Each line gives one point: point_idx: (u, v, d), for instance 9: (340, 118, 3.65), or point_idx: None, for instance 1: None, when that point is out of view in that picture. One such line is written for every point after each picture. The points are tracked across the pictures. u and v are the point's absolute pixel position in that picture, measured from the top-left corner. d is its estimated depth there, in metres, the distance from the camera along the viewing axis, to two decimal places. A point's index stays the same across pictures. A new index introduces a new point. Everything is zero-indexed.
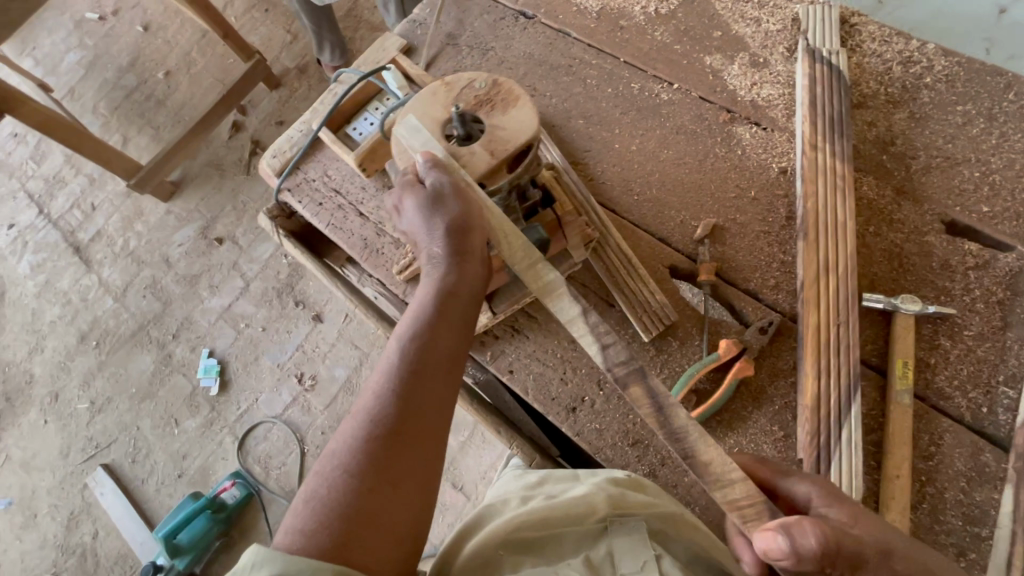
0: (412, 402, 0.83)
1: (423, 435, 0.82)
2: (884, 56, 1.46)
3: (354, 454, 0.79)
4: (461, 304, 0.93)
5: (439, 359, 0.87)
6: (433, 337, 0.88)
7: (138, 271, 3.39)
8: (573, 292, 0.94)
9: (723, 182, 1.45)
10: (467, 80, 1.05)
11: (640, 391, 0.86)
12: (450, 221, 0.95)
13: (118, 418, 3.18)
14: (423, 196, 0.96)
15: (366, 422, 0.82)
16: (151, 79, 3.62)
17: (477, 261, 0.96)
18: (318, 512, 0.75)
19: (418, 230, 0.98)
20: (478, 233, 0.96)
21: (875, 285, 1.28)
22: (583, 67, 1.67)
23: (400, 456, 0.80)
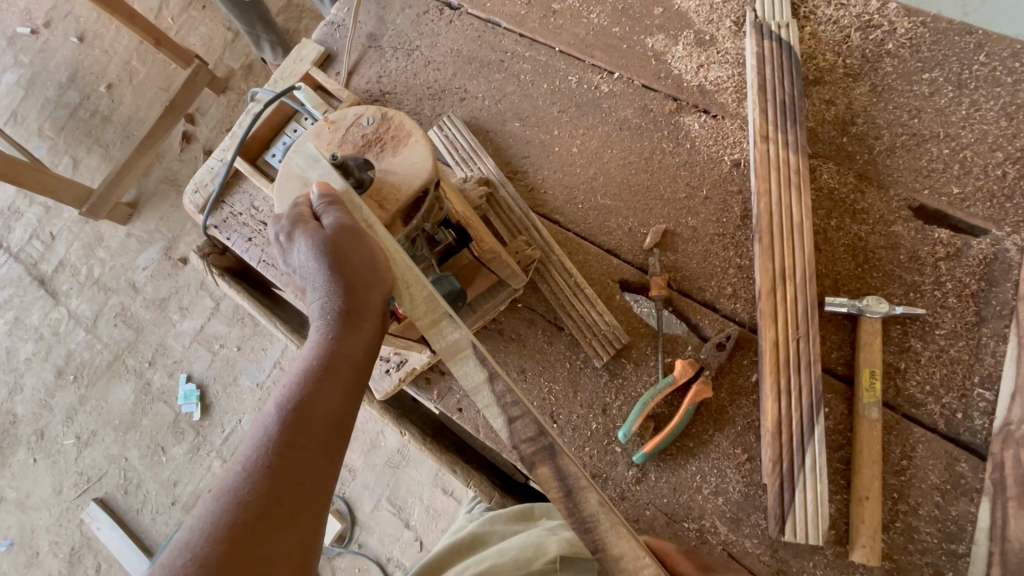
0: (287, 478, 0.75)
1: (303, 511, 0.74)
2: (840, 23, 1.31)
3: (212, 544, 0.69)
4: (350, 368, 0.84)
5: (322, 427, 0.79)
6: (317, 403, 0.80)
7: (106, 299, 2.72)
8: (479, 352, 0.87)
9: (672, 181, 1.33)
10: (355, 117, 0.99)
11: (549, 472, 0.81)
12: (347, 272, 0.86)
13: (106, 449, 2.60)
14: (317, 240, 0.86)
15: (231, 502, 0.72)
16: (93, 90, 2.83)
17: (374, 318, 0.87)
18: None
19: (308, 278, 0.88)
20: (377, 287, 0.87)
21: (838, 286, 1.18)
22: (516, 62, 1.52)
23: (270, 541, 0.71)
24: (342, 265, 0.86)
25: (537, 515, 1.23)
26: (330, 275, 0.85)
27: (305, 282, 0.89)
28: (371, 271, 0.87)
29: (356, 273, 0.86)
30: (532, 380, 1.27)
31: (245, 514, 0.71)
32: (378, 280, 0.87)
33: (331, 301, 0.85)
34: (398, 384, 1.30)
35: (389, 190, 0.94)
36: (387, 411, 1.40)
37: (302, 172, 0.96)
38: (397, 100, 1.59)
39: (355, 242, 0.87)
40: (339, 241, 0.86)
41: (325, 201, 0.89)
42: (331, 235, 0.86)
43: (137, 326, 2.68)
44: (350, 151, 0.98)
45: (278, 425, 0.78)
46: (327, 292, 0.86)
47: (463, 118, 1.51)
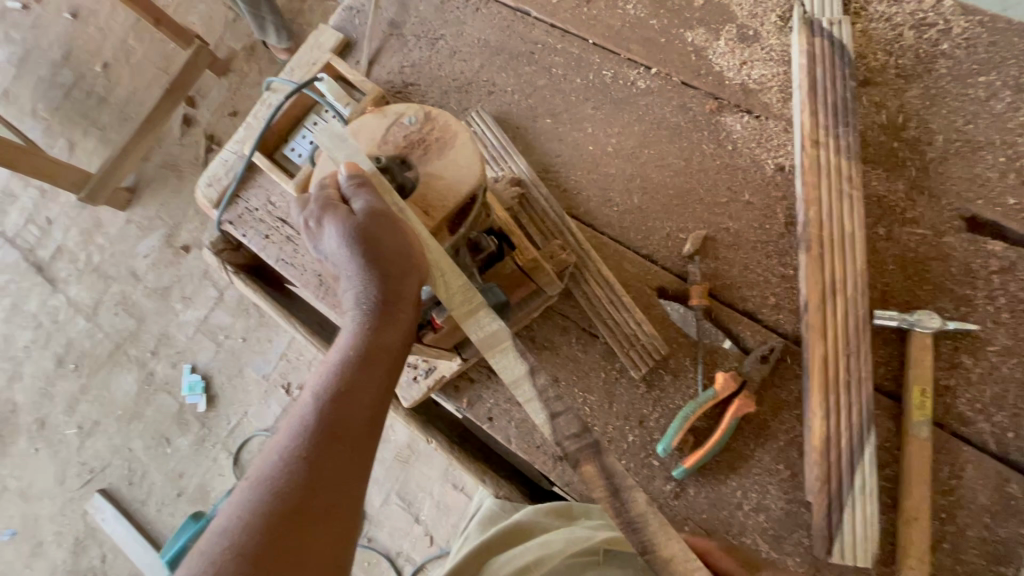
0: (322, 470, 0.72)
1: (340, 502, 0.72)
2: (893, 20, 1.25)
3: (251, 531, 0.67)
4: (386, 359, 0.80)
5: (360, 418, 0.77)
6: (354, 394, 0.77)
7: (107, 287, 2.64)
8: (518, 346, 0.83)
9: (713, 184, 1.28)
10: (396, 114, 0.92)
11: (594, 471, 0.75)
12: (382, 258, 0.81)
13: (109, 440, 2.55)
14: (350, 225, 0.81)
15: (268, 491, 0.70)
16: (88, 69, 2.72)
17: (410, 309, 0.83)
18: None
19: (341, 265, 0.84)
20: (413, 276, 0.83)
21: (887, 299, 1.15)
22: (547, 54, 1.45)
23: (307, 535, 0.68)
24: (376, 252, 0.81)
25: (576, 509, 1.20)
26: (363, 263, 0.81)
27: (339, 270, 0.86)
28: (405, 260, 0.82)
29: (389, 261, 0.81)
30: (566, 389, 1.23)
31: (282, 504, 0.69)
32: (413, 268, 0.83)
33: (367, 289, 0.82)
34: (426, 392, 1.26)
35: (434, 198, 0.87)
36: (414, 419, 1.36)
37: (330, 153, 0.91)
38: (420, 92, 1.52)
39: (389, 227, 0.82)
40: (373, 227, 0.81)
41: (357, 185, 0.85)
42: (364, 221, 0.82)
43: (138, 315, 2.60)
44: (391, 153, 0.91)
45: (315, 416, 0.75)
46: (361, 281, 0.82)
47: (491, 113, 1.45)
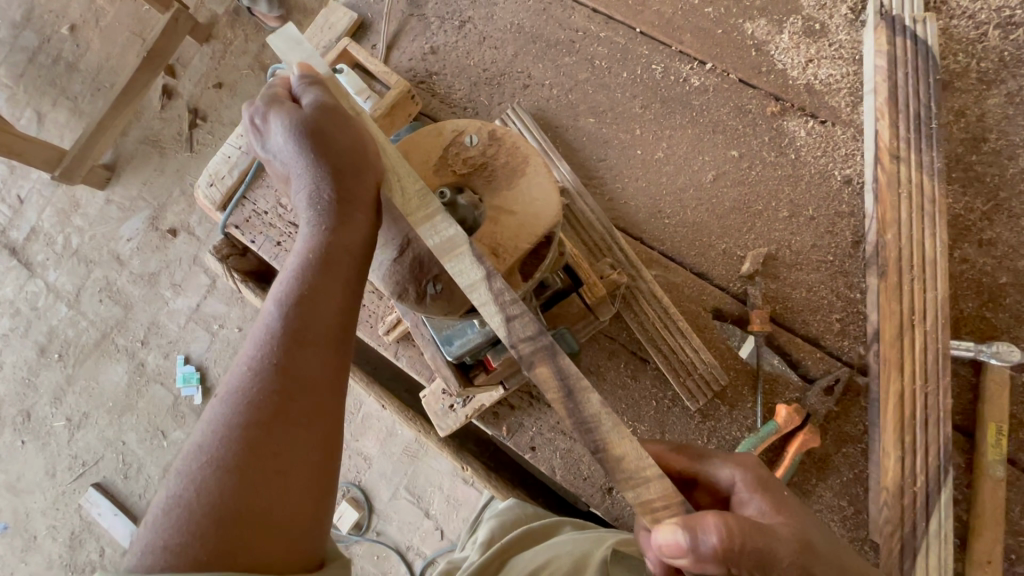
0: (294, 380, 0.62)
1: (316, 415, 0.63)
2: (976, 18, 1.14)
3: (225, 449, 0.59)
4: (351, 261, 0.69)
5: (327, 324, 0.66)
6: (318, 297, 0.66)
7: (89, 272, 2.41)
8: (478, 250, 0.67)
9: (774, 196, 1.18)
10: (456, 132, 0.80)
11: (548, 373, 0.62)
12: (335, 151, 0.70)
13: (101, 433, 2.36)
14: (295, 116, 0.71)
15: (237, 406, 0.62)
16: (54, 33, 2.45)
17: (370, 206, 0.71)
18: (178, 526, 0.56)
19: (290, 166, 0.73)
20: (371, 172, 0.71)
21: (960, 327, 1.08)
22: (589, 43, 1.31)
23: (286, 449, 0.60)
24: (326, 146, 0.70)
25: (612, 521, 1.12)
26: (312, 155, 0.70)
27: (288, 168, 0.74)
28: (360, 154, 0.70)
29: (341, 154, 0.70)
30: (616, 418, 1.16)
31: (254, 417, 0.61)
32: (369, 165, 0.71)
33: (320, 186, 0.70)
34: (463, 421, 1.18)
35: (504, 235, 0.75)
36: (447, 445, 1.32)
37: (282, 56, 0.81)
38: (445, 83, 1.37)
39: (340, 118, 0.71)
40: (321, 120, 0.71)
41: (305, 78, 0.75)
42: (312, 113, 0.71)
43: (125, 303, 2.36)
44: (449, 176, 0.79)
45: (277, 325, 0.65)
46: (312, 176, 0.70)
47: (528, 110, 1.31)
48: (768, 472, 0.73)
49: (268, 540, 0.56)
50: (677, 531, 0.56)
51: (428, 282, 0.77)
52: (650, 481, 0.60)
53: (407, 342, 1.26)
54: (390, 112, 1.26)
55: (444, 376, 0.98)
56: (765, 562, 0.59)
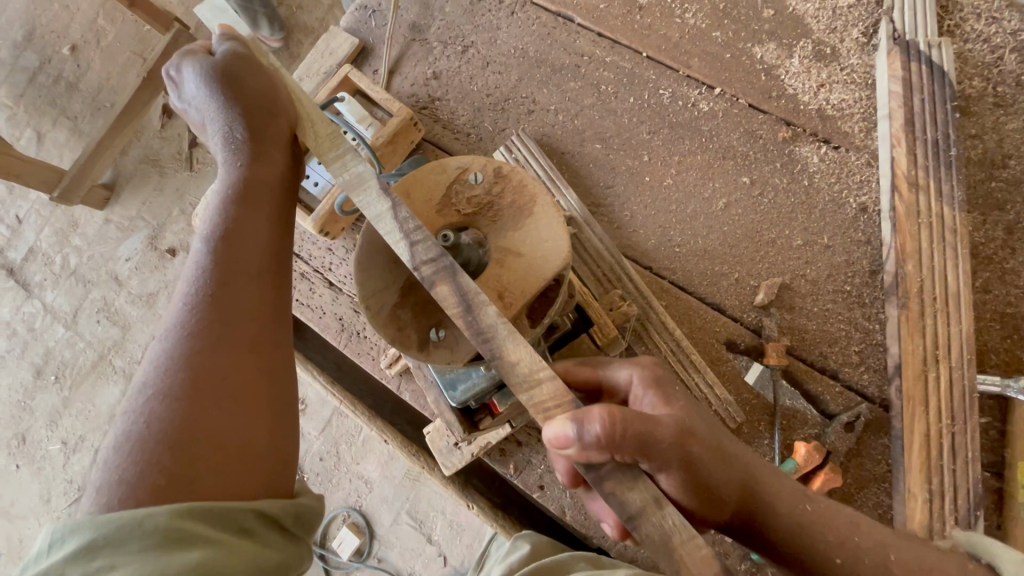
0: (226, 310, 0.67)
1: (252, 337, 0.68)
2: (993, 41, 1.12)
3: (169, 376, 0.64)
4: (271, 198, 0.76)
5: (255, 255, 0.72)
6: (245, 232, 0.72)
7: (87, 293, 2.37)
8: (386, 184, 0.70)
9: (787, 224, 1.15)
10: (459, 170, 0.77)
11: (449, 292, 0.65)
12: (245, 99, 0.77)
13: (97, 456, 2.30)
14: (207, 70, 0.79)
15: (176, 336, 0.66)
16: (54, 56, 2.44)
17: (281, 147, 0.78)
18: (130, 454, 0.60)
19: (209, 118, 0.80)
20: (282, 115, 0.78)
21: (984, 361, 1.04)
22: (594, 68, 1.29)
23: (227, 368, 0.65)
24: (237, 94, 0.77)
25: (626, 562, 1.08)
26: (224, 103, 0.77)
27: (206, 122, 0.81)
28: (270, 99, 0.77)
29: (252, 99, 0.76)
30: None
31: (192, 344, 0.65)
32: (279, 107, 0.77)
33: (235, 131, 0.77)
34: (469, 459, 1.14)
35: (511, 279, 0.73)
36: (452, 482, 1.28)
37: None
38: (448, 108, 1.34)
39: (248, 68, 0.79)
40: (234, 71, 0.78)
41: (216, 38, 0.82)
42: (223, 64, 0.78)
43: (123, 325, 2.33)
44: (453, 216, 0.76)
45: (207, 261, 0.70)
46: (227, 124, 0.77)
47: (533, 135, 1.29)
48: (664, 369, 0.74)
49: (221, 459, 0.60)
50: (564, 423, 0.56)
51: (430, 327, 0.75)
52: (543, 383, 0.61)
53: (410, 375, 1.22)
54: (392, 140, 1.22)
55: (450, 422, 0.96)
56: (649, 449, 0.58)
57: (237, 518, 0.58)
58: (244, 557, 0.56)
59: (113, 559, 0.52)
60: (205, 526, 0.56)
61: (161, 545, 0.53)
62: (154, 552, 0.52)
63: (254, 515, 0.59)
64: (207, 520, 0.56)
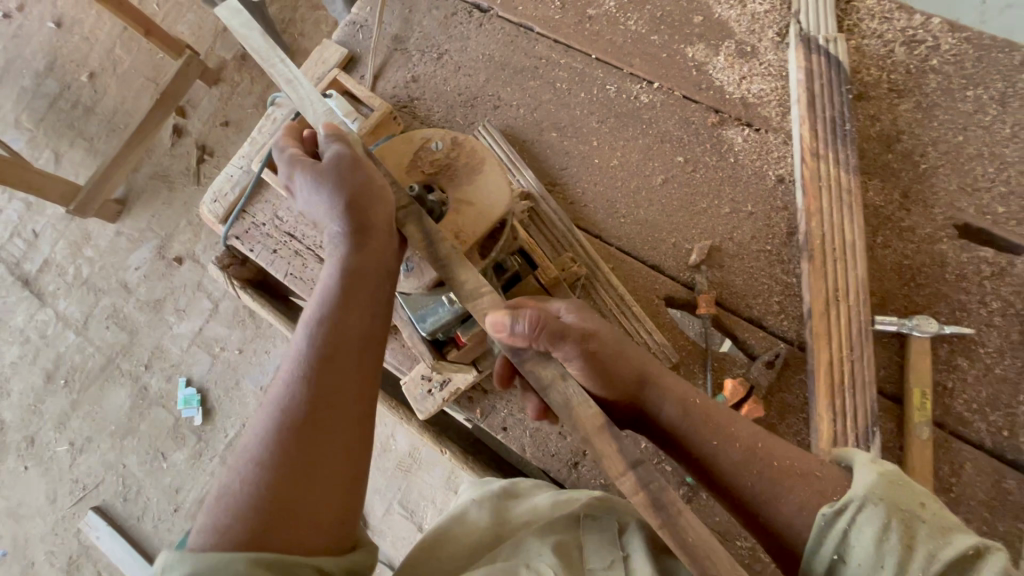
0: (329, 395, 0.74)
1: (346, 421, 0.74)
2: (885, 37, 1.31)
3: (271, 444, 0.71)
4: (371, 288, 0.81)
5: (354, 343, 0.77)
6: (348, 321, 0.78)
7: (97, 300, 2.48)
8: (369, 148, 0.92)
9: (717, 196, 1.32)
10: (423, 139, 0.95)
11: (415, 229, 0.86)
12: (349, 191, 0.82)
13: (102, 457, 2.38)
14: (315, 169, 0.84)
15: (282, 408, 0.73)
16: (75, 83, 2.67)
17: (383, 235, 0.83)
18: (228, 518, 0.67)
19: (313, 207, 0.86)
20: (381, 207, 0.83)
21: (886, 305, 1.20)
22: (551, 69, 1.48)
23: (322, 446, 0.71)
24: (342, 190, 0.82)
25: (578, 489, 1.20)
26: (332, 196, 0.82)
27: (313, 208, 0.85)
28: (372, 190, 0.83)
29: (357, 192, 0.82)
30: None
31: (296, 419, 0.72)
32: (381, 203, 0.83)
33: (339, 220, 0.82)
34: (440, 404, 1.28)
35: (465, 222, 0.90)
36: (427, 431, 1.44)
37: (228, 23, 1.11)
38: (426, 106, 1.54)
39: (351, 162, 0.84)
40: (342, 171, 0.83)
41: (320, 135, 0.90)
42: (332, 162, 0.83)
43: (130, 329, 2.44)
44: (419, 175, 0.94)
45: (313, 343, 0.76)
46: (334, 215, 0.82)
47: (498, 127, 1.47)
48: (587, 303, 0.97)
49: (308, 533, 0.67)
50: (502, 317, 0.77)
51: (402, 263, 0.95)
52: (484, 295, 0.82)
53: (390, 335, 1.37)
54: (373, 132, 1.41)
55: (421, 352, 1.12)
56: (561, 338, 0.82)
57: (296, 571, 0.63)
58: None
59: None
60: None
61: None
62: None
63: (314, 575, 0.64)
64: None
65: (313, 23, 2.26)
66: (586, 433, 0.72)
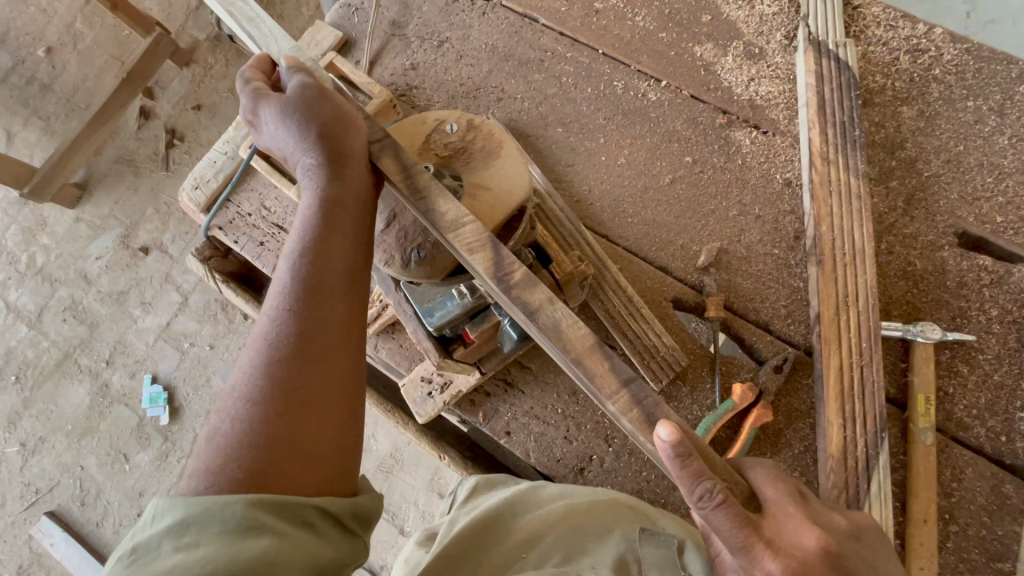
0: (315, 325, 0.73)
1: (332, 351, 0.74)
2: (890, 44, 1.32)
3: (260, 377, 0.71)
4: (349, 219, 0.80)
5: (337, 274, 0.77)
6: (328, 251, 0.77)
7: (53, 291, 2.31)
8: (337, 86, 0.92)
9: (725, 198, 1.30)
10: (437, 122, 0.91)
11: (390, 160, 0.84)
12: (316, 120, 0.81)
13: (58, 458, 2.21)
14: (283, 101, 0.83)
15: (268, 342, 0.73)
16: (30, 57, 2.47)
17: (358, 165, 0.82)
18: (221, 453, 0.66)
19: (280, 143, 0.84)
20: (353, 137, 0.83)
21: (890, 311, 1.21)
22: (556, 62, 1.44)
23: (311, 378, 0.71)
24: (309, 120, 0.81)
25: None
26: (300, 127, 0.81)
27: (281, 142, 0.84)
28: (341, 119, 0.83)
29: (327, 123, 0.81)
30: (585, 402, 1.22)
31: (282, 351, 0.72)
32: (351, 132, 0.83)
33: (310, 151, 0.81)
34: (441, 408, 1.22)
35: (482, 207, 0.84)
36: (424, 435, 1.38)
37: None
38: (425, 95, 1.47)
39: (319, 95, 0.83)
40: (307, 101, 0.82)
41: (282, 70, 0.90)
42: (298, 94, 0.83)
43: (90, 322, 2.26)
44: (432, 158, 0.89)
45: (295, 277, 0.75)
46: (304, 147, 0.81)
47: (502, 121, 1.43)
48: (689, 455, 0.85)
49: (302, 463, 0.67)
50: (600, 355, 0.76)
51: (412, 252, 0.87)
52: (467, 227, 0.79)
53: (387, 335, 1.30)
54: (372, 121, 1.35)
55: (426, 349, 1.06)
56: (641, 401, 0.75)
57: (302, 512, 0.63)
58: (305, 551, 0.60)
59: (197, 537, 0.59)
60: (277, 518, 0.61)
61: (237, 530, 0.59)
62: (232, 536, 0.58)
63: (317, 512, 0.64)
64: (279, 514, 0.62)
65: (296, 6, 2.15)
66: (577, 353, 0.74)
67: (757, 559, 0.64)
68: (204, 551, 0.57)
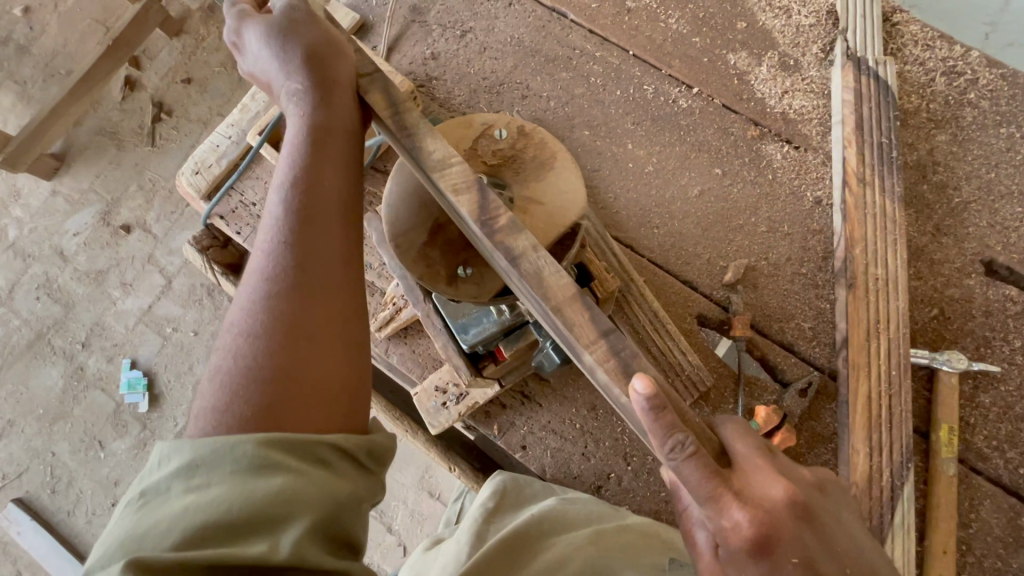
0: (314, 254, 0.68)
1: (333, 279, 0.69)
2: (926, 65, 1.30)
3: (259, 311, 0.66)
4: (343, 145, 0.74)
5: (335, 202, 0.71)
6: (322, 178, 0.71)
7: (26, 267, 2.17)
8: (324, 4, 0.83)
9: (754, 213, 1.27)
10: (486, 126, 0.85)
11: (378, 96, 0.75)
12: (300, 40, 0.74)
13: (27, 442, 2.09)
14: (263, 20, 0.76)
15: (265, 275, 0.68)
16: (7, 16, 2.30)
17: (348, 86, 0.75)
18: (225, 391, 0.62)
19: (266, 69, 0.78)
20: (342, 57, 0.75)
21: (915, 338, 1.20)
22: (584, 61, 1.38)
23: (312, 309, 0.66)
24: (294, 42, 0.74)
25: None
26: (284, 49, 0.75)
27: (266, 68, 0.77)
28: (327, 40, 0.75)
29: (311, 42, 0.74)
30: (604, 417, 1.18)
31: (281, 284, 0.67)
32: (339, 52, 0.75)
33: (297, 75, 0.74)
34: (456, 418, 1.17)
35: (534, 221, 0.79)
36: (434, 444, 1.34)
37: None
38: (445, 87, 1.40)
39: (302, 14, 0.76)
40: (290, 21, 0.75)
41: None
42: (280, 14, 0.76)
43: (65, 302, 2.14)
44: (479, 166, 0.83)
45: (289, 206, 0.70)
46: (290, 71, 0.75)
47: (526, 119, 1.36)
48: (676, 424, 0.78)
49: (309, 398, 0.62)
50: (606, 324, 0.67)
51: (458, 266, 0.81)
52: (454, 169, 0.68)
53: (399, 339, 1.24)
54: None
55: (456, 365, 1.05)
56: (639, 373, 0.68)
57: (314, 449, 0.59)
58: (325, 489, 0.57)
59: (209, 477, 0.55)
60: (288, 456, 0.57)
61: (249, 468, 0.55)
62: (245, 473, 0.55)
63: (330, 449, 0.60)
64: (293, 453, 0.58)
65: None
66: (556, 303, 0.63)
67: (723, 509, 0.57)
68: (217, 491, 0.54)
